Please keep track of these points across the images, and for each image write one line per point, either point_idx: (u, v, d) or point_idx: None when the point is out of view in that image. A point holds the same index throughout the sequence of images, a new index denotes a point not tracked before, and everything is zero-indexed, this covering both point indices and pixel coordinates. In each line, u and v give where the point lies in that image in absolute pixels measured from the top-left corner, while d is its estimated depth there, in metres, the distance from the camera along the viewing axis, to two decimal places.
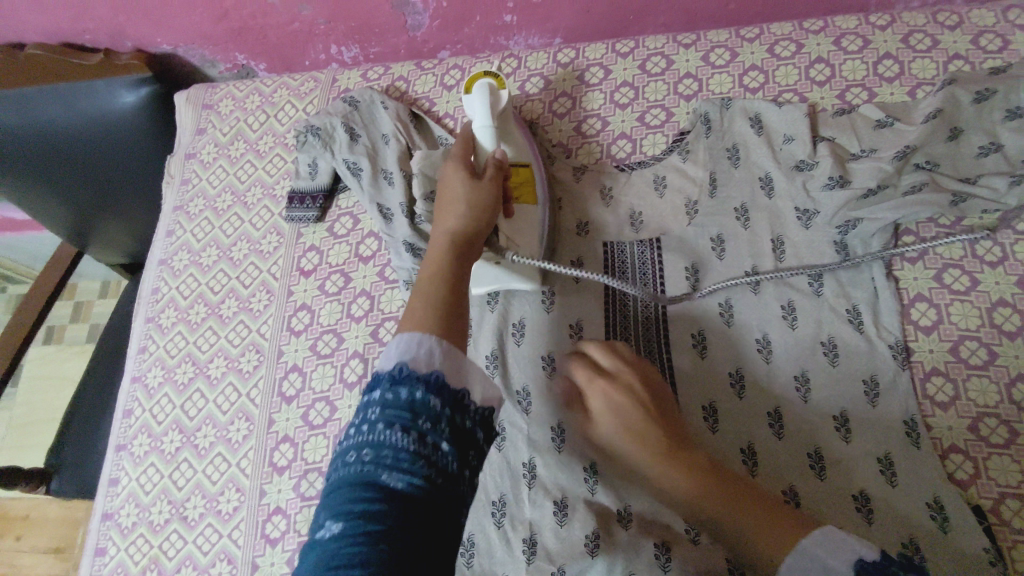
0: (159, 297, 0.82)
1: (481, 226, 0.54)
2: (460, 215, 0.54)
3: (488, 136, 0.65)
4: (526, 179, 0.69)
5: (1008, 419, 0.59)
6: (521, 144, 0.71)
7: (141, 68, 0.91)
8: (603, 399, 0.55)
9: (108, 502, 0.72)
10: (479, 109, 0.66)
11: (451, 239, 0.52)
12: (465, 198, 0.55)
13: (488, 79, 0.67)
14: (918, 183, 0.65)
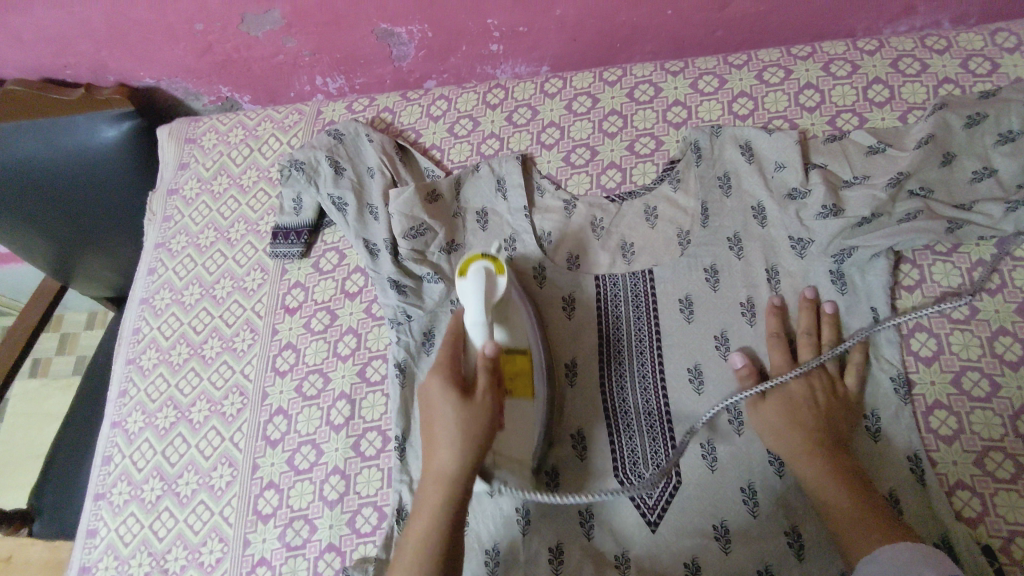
0: (140, 338, 0.80)
1: (474, 459, 0.51)
2: (451, 455, 0.51)
3: (481, 335, 0.60)
4: (525, 369, 0.62)
5: (1015, 453, 0.58)
6: (522, 324, 0.64)
7: (123, 102, 0.90)
8: (806, 395, 0.60)
9: (85, 555, 0.69)
10: (472, 303, 0.60)
11: (446, 487, 0.50)
12: (455, 429, 0.51)
13: (485, 265, 0.61)
14: (913, 211, 0.64)
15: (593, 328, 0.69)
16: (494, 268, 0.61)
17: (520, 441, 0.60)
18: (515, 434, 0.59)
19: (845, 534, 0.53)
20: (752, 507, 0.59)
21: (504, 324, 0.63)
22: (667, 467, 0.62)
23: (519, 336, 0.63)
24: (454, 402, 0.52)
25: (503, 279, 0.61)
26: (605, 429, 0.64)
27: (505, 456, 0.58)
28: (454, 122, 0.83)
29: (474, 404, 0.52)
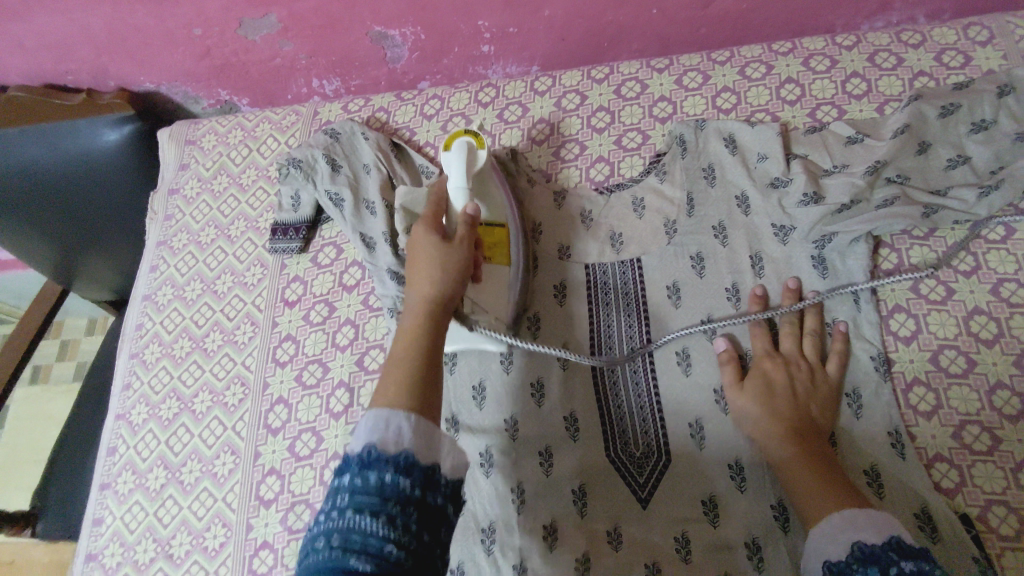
0: (143, 333, 0.82)
1: (455, 284, 0.54)
2: (433, 281, 0.54)
3: (462, 198, 0.66)
4: (501, 240, 0.70)
5: (991, 426, 0.60)
6: (499, 201, 0.72)
7: (124, 107, 0.92)
8: (783, 375, 0.62)
9: (92, 543, 0.71)
10: (454, 170, 0.67)
11: (428, 302, 0.52)
12: (439, 250, 0.55)
13: (467, 138, 0.69)
14: (890, 197, 0.66)
15: (584, 316, 0.71)
16: (475, 143, 0.70)
17: (493, 297, 0.68)
18: (490, 292, 0.68)
19: (807, 506, 0.54)
20: (739, 483, 0.61)
21: (483, 198, 0.71)
22: (656, 446, 0.64)
23: (495, 210, 0.71)
24: (438, 240, 0.56)
25: (484, 153, 0.69)
26: (596, 410, 0.67)
27: (480, 303, 0.66)
28: (447, 120, 0.86)
29: (454, 245, 0.57)
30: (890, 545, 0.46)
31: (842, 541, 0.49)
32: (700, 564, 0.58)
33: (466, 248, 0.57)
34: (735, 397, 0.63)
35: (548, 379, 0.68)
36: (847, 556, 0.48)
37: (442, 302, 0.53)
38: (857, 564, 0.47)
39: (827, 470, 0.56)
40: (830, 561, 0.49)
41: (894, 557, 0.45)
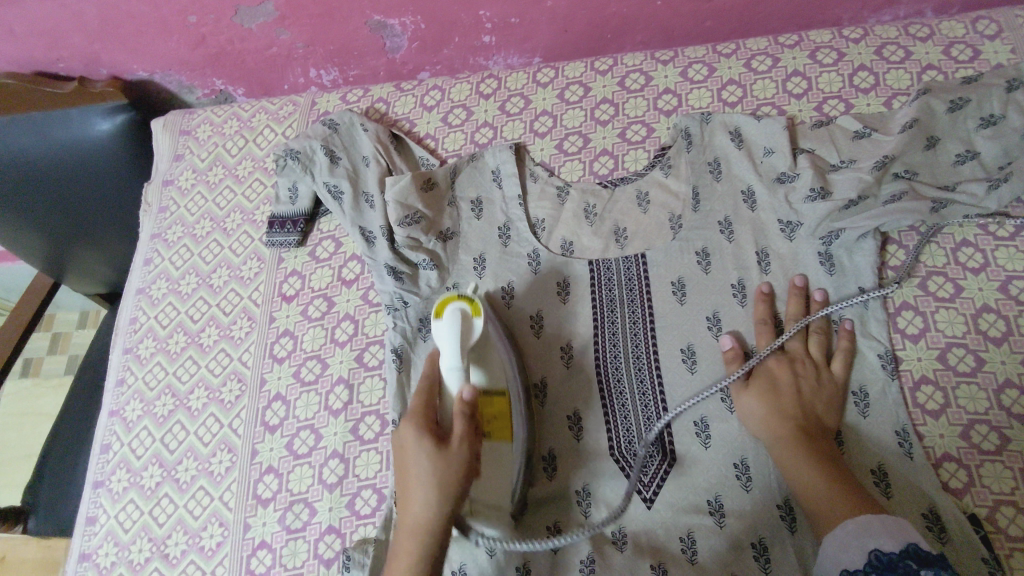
0: (136, 327, 0.80)
1: (451, 506, 0.49)
2: (427, 503, 0.49)
3: (457, 381, 0.57)
4: (503, 412, 0.59)
5: (999, 426, 0.59)
6: (499, 364, 0.62)
7: (116, 95, 0.90)
8: (789, 375, 0.61)
9: (85, 542, 0.70)
10: (447, 346, 0.58)
11: (423, 536, 0.48)
12: (430, 481, 0.49)
13: (462, 305, 0.59)
14: (898, 192, 0.65)
15: (587, 313, 0.69)
16: (471, 309, 0.59)
17: (495, 485, 0.57)
18: (491, 479, 0.57)
19: (821, 510, 0.53)
20: (745, 484, 0.60)
21: (482, 366, 0.60)
22: (662, 446, 0.63)
23: (496, 377, 0.61)
24: (429, 450, 0.50)
25: (480, 321, 0.59)
26: (600, 409, 0.65)
27: (484, 504, 0.56)
28: (447, 112, 0.84)
29: (451, 450, 0.50)
30: (909, 553, 0.46)
31: (858, 548, 0.48)
32: (707, 566, 0.58)
33: (466, 453, 0.51)
34: (741, 400, 0.61)
35: (551, 378, 0.68)
36: (864, 565, 0.47)
37: (439, 526, 0.49)
38: (875, 574, 0.46)
39: (835, 472, 0.55)
40: (846, 569, 0.48)
41: (913, 565, 0.45)
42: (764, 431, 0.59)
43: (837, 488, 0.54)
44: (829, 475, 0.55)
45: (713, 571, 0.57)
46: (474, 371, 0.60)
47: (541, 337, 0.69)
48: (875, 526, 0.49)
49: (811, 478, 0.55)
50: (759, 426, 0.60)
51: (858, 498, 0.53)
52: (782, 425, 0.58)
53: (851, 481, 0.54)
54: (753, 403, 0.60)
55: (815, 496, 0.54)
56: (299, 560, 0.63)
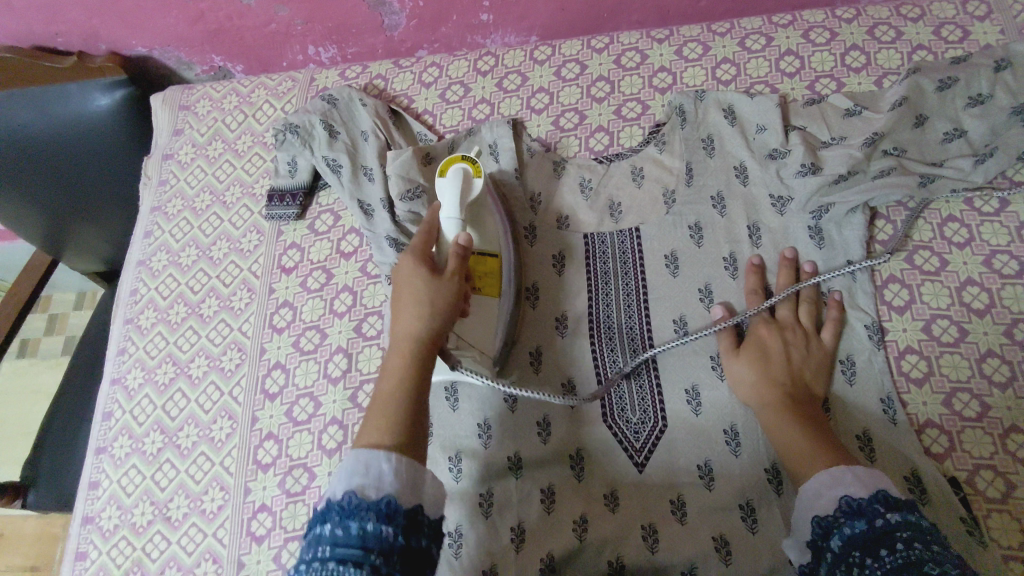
0: (137, 299, 0.81)
1: (440, 322, 0.53)
2: (418, 312, 0.53)
3: (453, 229, 0.65)
4: (493, 270, 0.67)
5: (980, 393, 0.61)
6: (494, 230, 0.70)
7: (115, 71, 0.91)
8: (778, 341, 0.63)
9: (89, 506, 0.71)
10: (447, 199, 0.66)
11: (413, 341, 0.52)
12: (425, 296, 0.54)
13: (463, 165, 0.68)
14: (886, 168, 0.66)
15: (582, 286, 0.71)
16: (471, 169, 0.68)
17: (484, 332, 0.65)
18: (479, 324, 0.65)
19: (801, 467, 0.54)
20: (734, 448, 0.61)
21: (477, 228, 0.69)
22: (654, 413, 0.64)
23: (490, 239, 0.69)
24: (424, 273, 0.55)
25: (480, 180, 0.68)
26: (594, 378, 0.67)
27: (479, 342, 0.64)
28: (445, 88, 0.85)
29: (441, 277, 0.56)
30: (878, 498, 0.46)
31: (829, 494, 0.49)
32: (696, 526, 0.59)
33: (454, 282, 0.56)
34: (731, 364, 0.63)
35: (546, 348, 0.69)
36: (834, 510, 0.48)
37: (428, 334, 0.52)
38: (845, 518, 0.47)
39: (818, 432, 0.56)
40: (818, 515, 0.49)
41: (881, 509, 0.45)
42: (751, 394, 0.61)
43: (816, 444, 0.55)
44: (811, 433, 0.56)
45: (702, 531, 0.59)
46: (471, 230, 0.68)
47: (537, 309, 0.71)
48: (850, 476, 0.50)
49: (794, 436, 0.56)
50: (748, 388, 0.61)
51: (837, 453, 0.54)
52: (768, 388, 0.60)
53: (833, 441, 0.56)
54: (742, 366, 0.62)
55: (796, 453, 0.55)
56: (299, 522, 0.65)
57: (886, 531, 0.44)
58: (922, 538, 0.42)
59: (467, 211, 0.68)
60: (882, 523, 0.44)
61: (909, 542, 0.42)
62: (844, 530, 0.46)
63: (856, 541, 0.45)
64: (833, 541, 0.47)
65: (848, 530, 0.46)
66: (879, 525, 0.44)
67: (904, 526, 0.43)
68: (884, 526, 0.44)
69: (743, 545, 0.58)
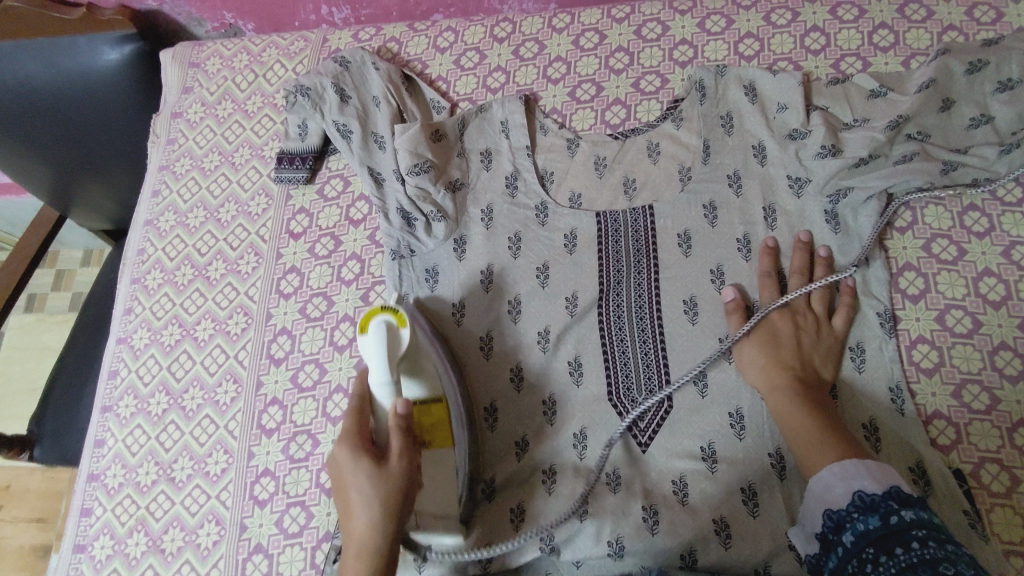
0: (145, 258, 0.81)
1: (395, 527, 0.49)
2: (370, 524, 0.48)
3: (387, 395, 0.54)
4: (442, 418, 0.59)
5: (990, 386, 0.60)
6: (434, 369, 0.60)
7: (125, 24, 0.89)
8: (789, 325, 0.62)
9: (94, 464, 0.72)
10: (375, 362, 0.55)
11: (369, 558, 0.47)
12: (375, 500, 0.49)
13: (385, 315, 0.56)
14: (909, 152, 0.65)
15: (593, 266, 0.69)
16: (396, 319, 0.56)
17: (439, 493, 0.58)
18: (436, 489, 0.58)
19: (808, 451, 0.54)
20: (738, 433, 0.61)
21: (414, 375, 0.58)
22: (660, 394, 0.64)
23: (430, 382, 0.59)
24: (366, 471, 0.50)
25: (407, 330, 0.56)
26: (602, 358, 0.66)
27: (426, 515, 0.57)
28: (461, 54, 0.83)
29: (389, 467, 0.50)
30: (892, 495, 0.45)
31: (844, 489, 0.48)
32: (698, 508, 0.59)
33: (405, 468, 0.51)
34: (742, 349, 0.63)
35: (555, 326, 0.68)
36: (846, 504, 0.48)
37: (382, 548, 0.48)
38: (858, 513, 0.46)
39: (828, 419, 0.56)
40: (828, 509, 0.49)
41: (895, 505, 0.45)
42: (757, 378, 0.61)
43: (823, 429, 0.54)
44: (819, 419, 0.56)
45: (703, 514, 0.59)
46: (407, 380, 0.58)
47: (547, 287, 0.69)
48: (854, 467, 0.49)
49: (802, 421, 0.56)
50: (755, 373, 0.61)
51: (848, 440, 0.53)
52: (776, 373, 0.60)
53: (842, 428, 0.55)
54: (751, 350, 0.62)
55: (802, 437, 0.55)
56: (301, 488, 0.65)
57: (901, 529, 0.43)
58: (938, 537, 0.41)
59: (403, 365, 0.57)
60: (897, 520, 0.44)
61: (925, 541, 0.41)
62: (857, 525, 0.46)
63: (869, 537, 0.44)
64: (846, 536, 0.46)
65: (861, 525, 0.45)
66: (893, 523, 0.44)
67: (919, 525, 0.43)
68: (899, 523, 0.43)
69: (742, 527, 0.58)
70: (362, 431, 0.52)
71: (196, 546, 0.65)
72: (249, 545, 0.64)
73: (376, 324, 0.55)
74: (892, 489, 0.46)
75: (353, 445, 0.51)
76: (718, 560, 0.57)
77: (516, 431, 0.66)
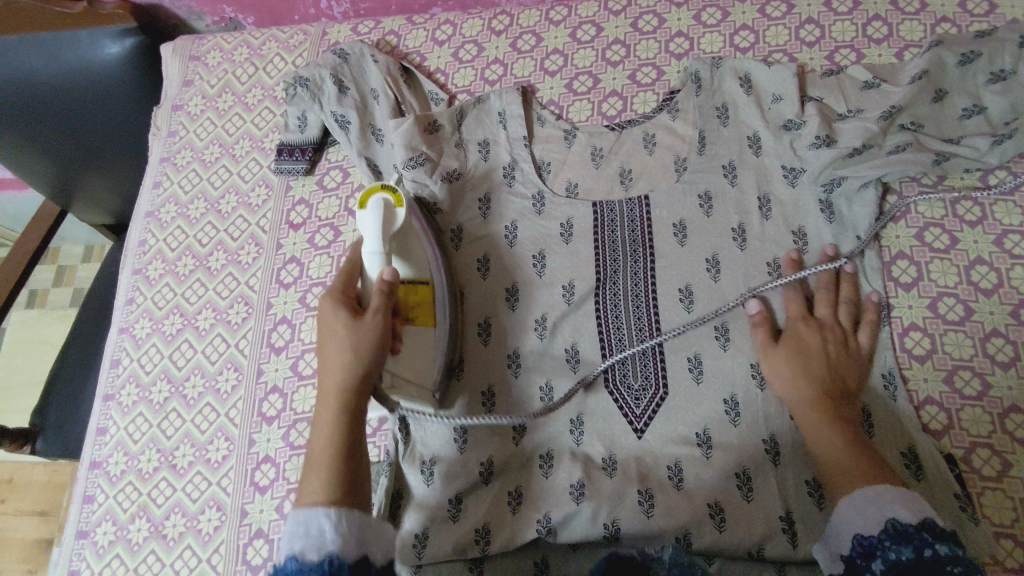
0: (146, 250, 0.82)
1: (369, 370, 0.53)
2: (344, 363, 0.53)
3: (377, 264, 0.61)
4: (426, 299, 0.64)
5: (982, 372, 0.61)
6: (422, 255, 0.66)
7: (124, 18, 0.90)
8: (817, 338, 0.61)
9: (97, 451, 0.73)
10: (370, 233, 0.61)
11: (341, 392, 0.52)
12: (351, 341, 0.54)
13: (384, 195, 0.62)
14: (902, 143, 0.65)
15: (590, 256, 0.70)
16: (393, 199, 0.63)
17: (418, 364, 0.63)
18: (412, 359, 0.62)
19: (837, 478, 0.53)
20: (733, 419, 0.62)
21: (405, 257, 0.64)
22: (655, 381, 0.65)
23: (419, 267, 0.65)
24: (345, 321, 0.55)
25: (402, 210, 0.63)
26: (597, 345, 0.67)
27: (402, 378, 0.61)
28: (458, 47, 0.84)
29: (364, 322, 0.55)
30: (924, 526, 0.46)
31: (871, 514, 0.49)
32: (692, 492, 0.60)
33: (381, 325, 0.55)
34: (772, 356, 0.61)
35: (552, 314, 0.69)
36: (878, 531, 0.48)
37: (356, 385, 0.53)
38: (889, 541, 0.47)
39: (858, 440, 0.55)
40: (858, 535, 0.49)
41: (928, 538, 0.45)
42: (785, 389, 0.59)
43: (852, 452, 0.54)
44: (849, 441, 0.55)
45: (698, 498, 0.60)
46: (397, 261, 0.64)
47: (544, 276, 0.70)
48: (889, 504, 0.49)
49: (832, 441, 0.55)
50: (783, 382, 0.60)
51: (879, 466, 0.53)
52: (803, 385, 0.58)
53: (870, 450, 0.54)
54: (781, 360, 0.60)
55: (831, 458, 0.55)
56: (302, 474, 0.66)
57: (937, 564, 0.43)
58: None
59: (394, 245, 0.63)
60: (931, 553, 0.44)
61: None
62: (888, 554, 0.46)
63: (902, 568, 0.45)
64: (875, 563, 0.47)
65: (892, 554, 0.46)
66: (927, 556, 0.44)
67: (953, 558, 0.44)
68: (934, 557, 0.44)
69: (737, 511, 0.59)
70: (345, 293, 0.57)
71: (197, 531, 0.66)
72: (250, 530, 0.65)
73: (375, 201, 0.62)
74: (926, 522, 0.47)
75: (333, 302, 0.56)
76: (712, 543, 0.58)
77: (512, 417, 0.66)
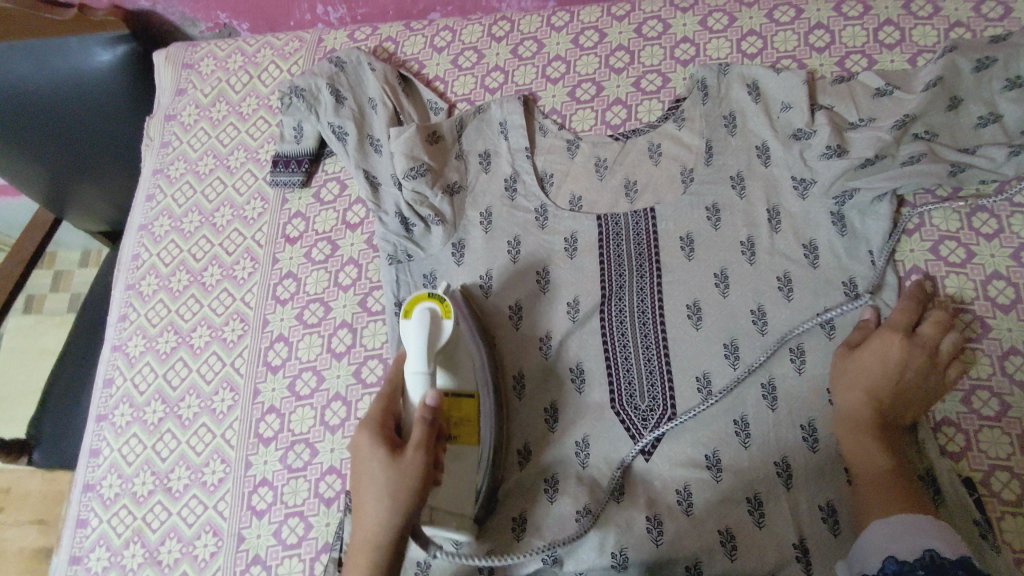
0: (139, 265, 0.80)
1: (407, 516, 0.49)
2: (381, 510, 0.49)
3: (420, 387, 0.54)
4: (472, 414, 0.57)
5: (1000, 392, 0.59)
6: (470, 363, 0.59)
7: (117, 25, 0.88)
8: (900, 353, 0.58)
9: (90, 473, 0.71)
10: (414, 351, 0.54)
11: (376, 545, 0.49)
12: (388, 487, 0.49)
13: (431, 304, 0.56)
14: (917, 153, 0.62)
15: (594, 271, 0.68)
16: (439, 308, 0.56)
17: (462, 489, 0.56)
18: (456, 485, 0.55)
19: (863, 490, 0.54)
20: (744, 441, 0.60)
21: (450, 369, 0.57)
22: (663, 401, 0.63)
23: (466, 378, 0.58)
24: (383, 459, 0.50)
25: (451, 322, 0.55)
26: (604, 364, 0.65)
27: (444, 510, 0.55)
28: (458, 54, 0.82)
29: (404, 462, 0.49)
30: (963, 563, 0.44)
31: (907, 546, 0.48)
32: (702, 518, 0.58)
33: (420, 467, 0.50)
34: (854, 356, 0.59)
35: (557, 332, 0.67)
36: (913, 559, 0.46)
37: (391, 535, 0.49)
38: (923, 571, 0.44)
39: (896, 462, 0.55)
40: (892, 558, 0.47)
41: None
42: (846, 395, 0.59)
43: (884, 474, 0.54)
44: (885, 462, 0.55)
45: (709, 524, 0.58)
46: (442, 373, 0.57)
47: (548, 292, 0.68)
48: (910, 529, 0.49)
49: (867, 457, 0.55)
50: (847, 386, 0.58)
51: (914, 493, 0.52)
52: (863, 399, 0.57)
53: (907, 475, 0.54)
54: (859, 365, 0.58)
55: (859, 469, 0.55)
56: (299, 498, 0.64)
57: None
58: None
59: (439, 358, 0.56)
60: None
61: None
62: None
63: None
64: None
65: None
66: None
67: None
68: None
69: (749, 538, 0.57)
70: (384, 421, 0.53)
71: (194, 557, 0.65)
72: (247, 556, 0.63)
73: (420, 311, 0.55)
74: (966, 560, 0.44)
75: (371, 434, 0.51)
76: (723, 571, 0.57)
77: (516, 439, 0.65)
